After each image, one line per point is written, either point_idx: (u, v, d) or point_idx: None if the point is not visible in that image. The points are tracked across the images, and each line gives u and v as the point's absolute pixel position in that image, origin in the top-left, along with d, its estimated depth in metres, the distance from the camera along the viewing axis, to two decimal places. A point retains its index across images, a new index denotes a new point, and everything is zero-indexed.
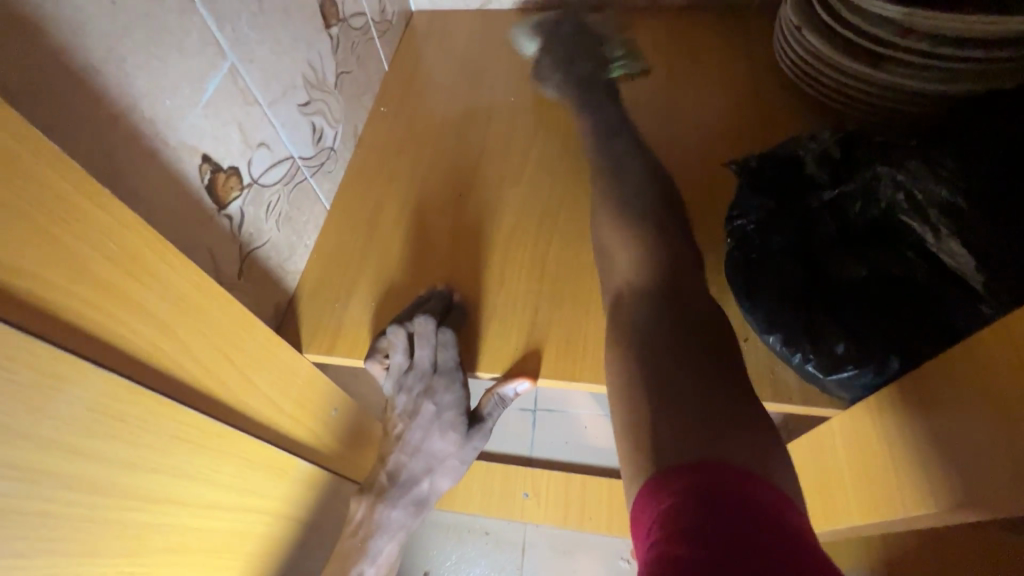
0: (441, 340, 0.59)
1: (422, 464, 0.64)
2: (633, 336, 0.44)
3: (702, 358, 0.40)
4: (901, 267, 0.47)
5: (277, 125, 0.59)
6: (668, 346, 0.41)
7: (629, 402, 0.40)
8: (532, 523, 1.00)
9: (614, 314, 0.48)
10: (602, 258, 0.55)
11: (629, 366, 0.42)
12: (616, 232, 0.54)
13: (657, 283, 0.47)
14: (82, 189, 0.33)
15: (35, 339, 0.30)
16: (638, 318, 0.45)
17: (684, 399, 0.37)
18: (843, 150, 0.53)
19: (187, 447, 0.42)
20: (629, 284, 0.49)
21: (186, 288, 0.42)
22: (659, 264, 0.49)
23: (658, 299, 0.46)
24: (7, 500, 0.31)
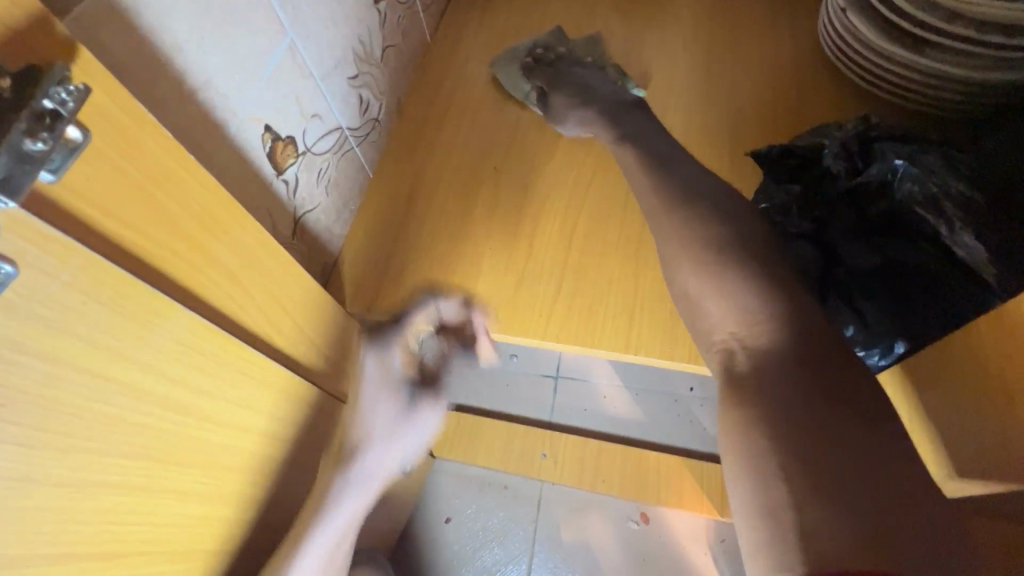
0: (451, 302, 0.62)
1: (377, 461, 0.60)
2: (772, 415, 0.41)
3: (832, 424, 0.40)
4: (916, 255, 0.48)
5: (329, 98, 0.64)
6: (800, 419, 0.40)
7: (768, 485, 0.39)
8: (549, 482, 1.06)
9: (742, 385, 0.44)
10: (687, 305, 0.50)
11: (768, 442, 0.40)
12: (705, 281, 0.48)
13: (797, 348, 0.44)
14: (173, 155, 0.38)
15: (142, 283, 0.36)
16: (755, 369, 0.43)
17: (828, 469, 0.38)
18: (861, 143, 0.53)
19: (250, 382, 0.49)
20: (743, 344, 0.45)
21: (250, 243, 0.47)
22: (791, 322, 0.45)
23: (786, 364, 0.43)
24: (115, 411, 0.37)
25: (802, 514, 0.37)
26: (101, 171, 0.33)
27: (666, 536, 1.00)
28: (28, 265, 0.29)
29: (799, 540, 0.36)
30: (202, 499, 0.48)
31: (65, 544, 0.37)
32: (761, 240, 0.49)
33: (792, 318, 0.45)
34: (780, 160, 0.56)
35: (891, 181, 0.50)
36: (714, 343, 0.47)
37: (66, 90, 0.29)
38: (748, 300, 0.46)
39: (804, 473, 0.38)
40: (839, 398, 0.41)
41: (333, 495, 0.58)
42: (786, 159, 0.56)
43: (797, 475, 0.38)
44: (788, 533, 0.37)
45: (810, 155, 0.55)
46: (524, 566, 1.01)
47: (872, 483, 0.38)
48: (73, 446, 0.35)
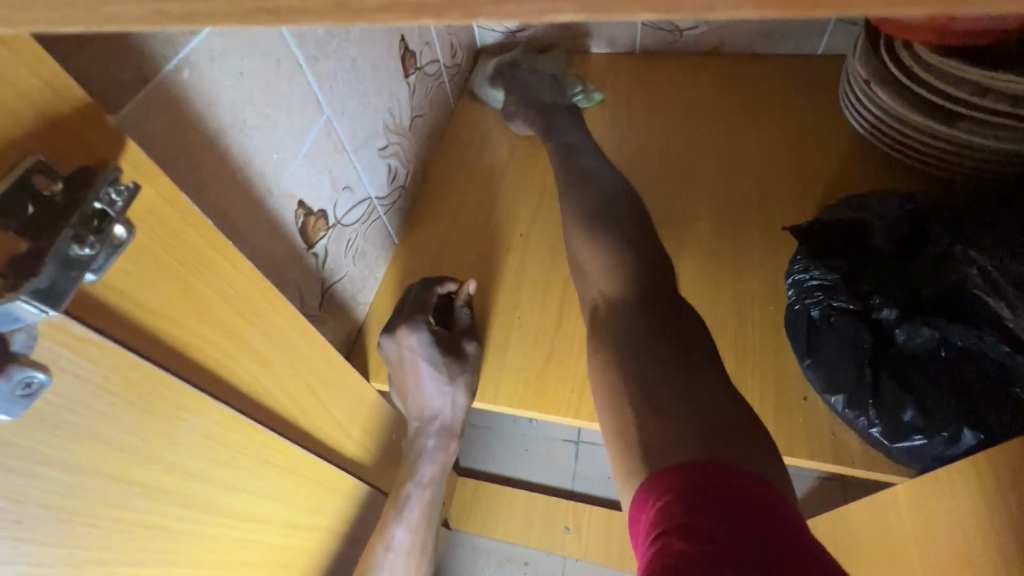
0: (415, 341, 0.61)
1: (405, 526, 0.62)
2: (619, 348, 0.43)
3: (664, 344, 0.42)
4: (975, 339, 0.45)
5: (360, 169, 0.64)
6: (644, 348, 0.42)
7: (616, 410, 0.39)
8: (572, 558, 0.99)
9: (601, 328, 0.46)
10: (575, 270, 0.55)
11: (620, 371, 0.41)
12: (586, 246, 0.54)
13: (641, 290, 0.47)
14: (212, 243, 0.37)
15: (173, 378, 0.34)
16: (616, 318, 0.46)
17: (663, 391, 0.38)
18: (912, 225, 0.53)
19: (274, 470, 0.46)
20: (604, 296, 0.49)
21: (281, 324, 0.46)
22: (640, 277, 0.48)
23: (633, 304, 0.46)
24: (137, 515, 0.35)
25: (640, 427, 0.37)
26: (142, 265, 0.32)
27: None
28: (62, 371, 0.28)
29: (640, 456, 0.35)
30: None
31: None
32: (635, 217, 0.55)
33: (641, 269, 0.49)
34: (824, 233, 0.56)
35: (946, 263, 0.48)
36: (590, 303, 0.50)
37: (117, 190, 0.28)
38: (610, 265, 0.50)
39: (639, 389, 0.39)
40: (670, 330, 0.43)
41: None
42: (831, 232, 0.55)
43: (627, 389, 0.39)
44: (635, 454, 0.36)
45: (857, 231, 0.55)
46: None
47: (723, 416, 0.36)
48: (88, 558, 0.32)
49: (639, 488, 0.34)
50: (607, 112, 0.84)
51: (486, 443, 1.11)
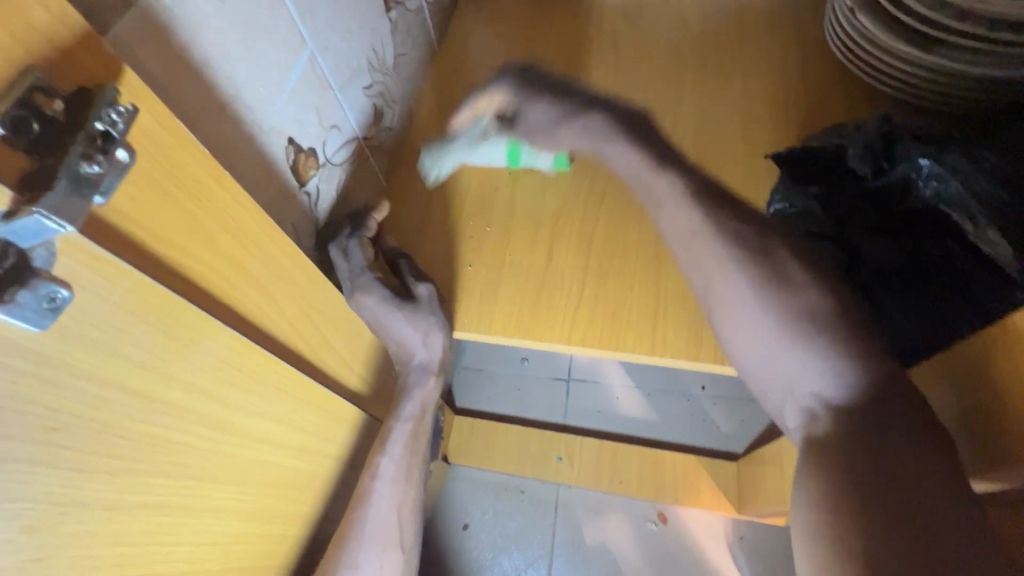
0: (371, 292, 0.58)
1: (390, 456, 0.64)
2: (838, 447, 0.42)
3: (893, 429, 0.42)
4: (943, 252, 0.49)
5: (346, 108, 0.63)
6: (859, 451, 0.41)
7: (844, 548, 0.38)
8: (565, 485, 1.05)
9: (822, 449, 0.43)
10: (740, 344, 0.49)
11: (854, 505, 0.39)
12: (762, 313, 0.48)
13: (877, 370, 0.45)
14: (210, 173, 0.38)
15: (185, 301, 0.36)
16: (843, 433, 0.43)
17: (909, 523, 0.37)
18: (885, 144, 0.54)
19: (284, 396, 0.49)
20: (823, 402, 0.45)
21: (281, 257, 0.47)
22: (884, 379, 0.44)
23: (868, 391, 0.44)
24: (162, 430, 0.37)
25: (868, 554, 0.37)
26: (146, 191, 0.33)
27: (683, 535, 1.01)
28: (83, 289, 0.29)
29: (862, 574, 0.37)
30: (240, 515, 0.48)
31: (109, 568, 0.36)
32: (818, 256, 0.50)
33: (849, 342, 0.45)
34: (804, 163, 0.57)
35: (917, 181, 0.51)
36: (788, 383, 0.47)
37: (117, 112, 0.29)
38: (792, 344, 0.46)
39: (870, 488, 0.39)
40: (920, 421, 0.42)
41: (363, 503, 0.62)
42: (811, 161, 0.57)
43: (845, 486, 0.40)
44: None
45: (834, 158, 0.56)
46: (544, 569, 1.01)
47: (942, 522, 0.37)
48: (121, 468, 0.35)
49: None
50: (594, 47, 0.83)
51: (481, 383, 1.15)
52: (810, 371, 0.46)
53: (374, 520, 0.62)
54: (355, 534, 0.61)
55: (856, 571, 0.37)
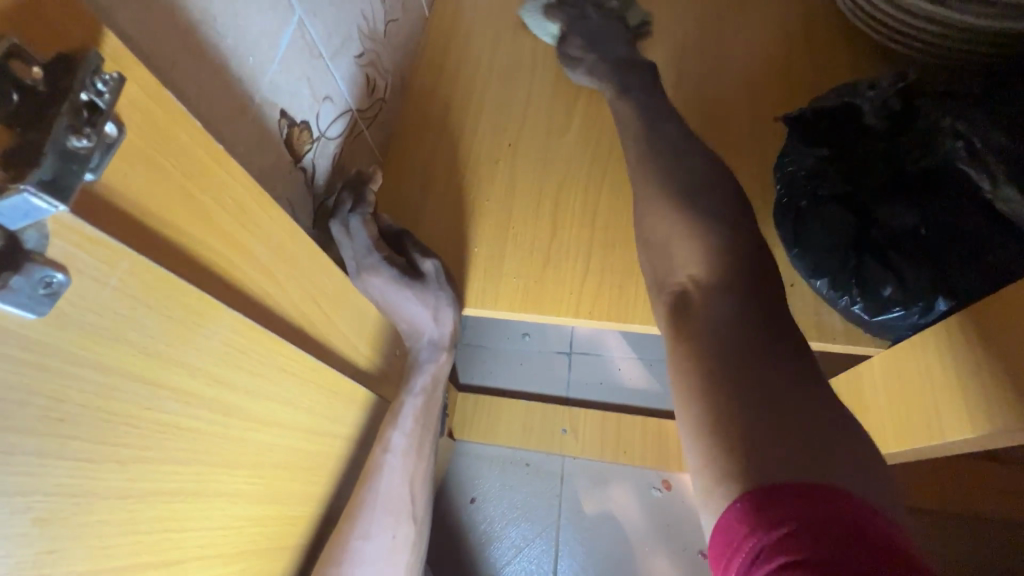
0: (378, 273, 0.58)
1: (401, 430, 0.64)
2: (710, 348, 0.41)
3: (762, 345, 0.40)
4: (958, 218, 0.48)
5: (338, 78, 0.61)
6: (736, 356, 0.39)
7: (705, 409, 0.38)
8: (570, 456, 1.06)
9: (687, 319, 0.44)
10: (650, 251, 0.52)
11: (716, 387, 0.38)
12: (674, 224, 0.51)
13: (741, 280, 0.45)
14: (204, 147, 0.36)
15: (187, 284, 0.34)
16: (716, 314, 0.43)
17: (762, 398, 0.37)
18: (902, 103, 0.53)
19: (291, 377, 0.48)
20: (694, 283, 0.47)
21: (281, 235, 0.45)
22: (748, 262, 0.46)
23: (733, 298, 0.44)
24: (170, 417, 0.36)
25: (740, 430, 0.36)
26: (137, 167, 0.31)
27: (688, 501, 1.02)
28: (79, 272, 0.28)
29: (728, 449, 0.35)
30: (254, 500, 0.47)
31: (125, 558, 0.36)
32: (729, 211, 0.51)
33: (740, 275, 0.45)
34: (819, 122, 0.55)
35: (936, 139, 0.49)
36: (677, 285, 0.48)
37: (102, 81, 0.26)
38: (690, 230, 0.49)
39: (742, 393, 0.37)
40: (752, 334, 0.41)
41: (374, 477, 0.62)
42: (825, 121, 0.55)
43: (719, 382, 0.38)
44: (727, 459, 0.35)
45: (849, 117, 0.55)
46: (551, 538, 1.03)
47: (817, 416, 0.36)
48: (131, 456, 0.34)
49: (732, 496, 0.33)
50: None
51: (483, 360, 1.15)
52: (704, 283, 0.46)
53: (388, 492, 0.62)
54: (367, 504, 0.61)
55: (731, 444, 0.35)
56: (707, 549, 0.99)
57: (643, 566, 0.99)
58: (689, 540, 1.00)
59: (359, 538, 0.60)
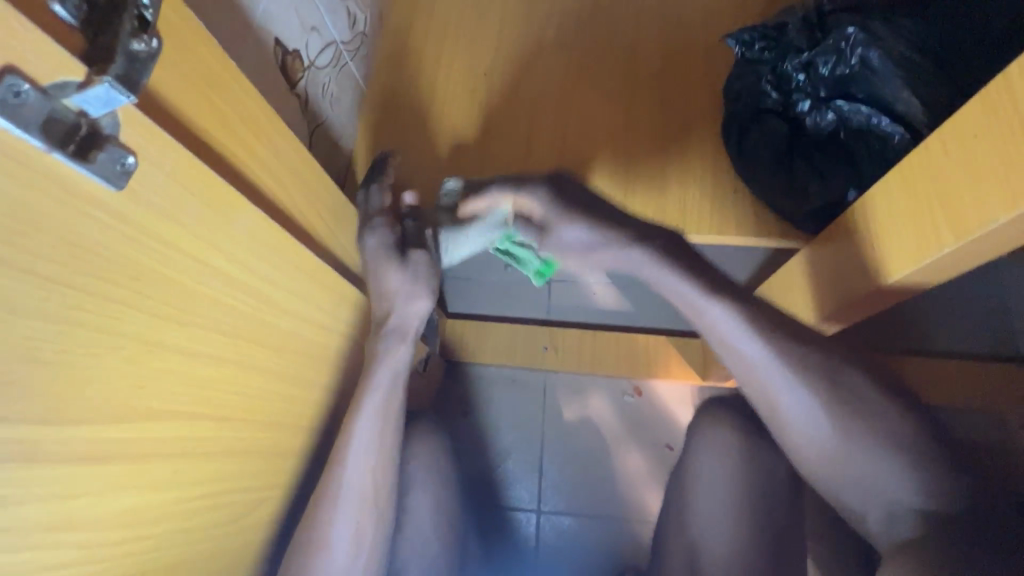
0: (378, 232, 0.63)
1: (367, 417, 0.61)
2: (930, 557, 0.46)
3: (962, 519, 0.47)
4: (863, 116, 0.57)
5: (323, 9, 0.65)
6: (955, 553, 0.46)
7: None
8: (551, 371, 1.19)
9: (916, 549, 0.47)
10: (816, 443, 0.52)
11: (940, 574, 0.45)
12: (854, 432, 0.50)
13: (958, 497, 0.48)
14: (221, 62, 0.42)
15: (220, 180, 0.41)
16: (936, 522, 0.48)
17: (976, 569, 0.44)
18: (819, 18, 0.60)
19: (302, 274, 0.55)
20: (912, 509, 0.49)
21: (286, 148, 0.51)
22: (948, 464, 0.49)
23: (950, 517, 0.48)
24: (213, 291, 0.44)
25: None
26: (173, 75, 0.37)
27: (655, 404, 1.15)
28: (142, 156, 0.34)
29: None
30: (280, 379, 0.55)
31: (188, 405, 0.44)
32: (919, 443, 0.49)
33: (911, 433, 0.50)
34: (751, 42, 0.63)
35: (845, 48, 0.57)
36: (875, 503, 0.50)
37: None
38: (886, 458, 0.49)
39: (959, 551, 0.46)
40: (954, 511, 0.48)
41: (341, 455, 0.60)
42: (756, 39, 0.62)
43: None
44: None
45: (778, 34, 0.62)
46: (536, 443, 1.16)
47: (987, 545, 0.45)
48: (187, 320, 0.42)
49: None
50: None
51: None
52: (879, 493, 0.50)
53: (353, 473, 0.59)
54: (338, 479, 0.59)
55: None
56: (672, 444, 1.12)
57: (618, 461, 1.13)
58: (657, 438, 1.14)
59: (326, 508, 0.59)
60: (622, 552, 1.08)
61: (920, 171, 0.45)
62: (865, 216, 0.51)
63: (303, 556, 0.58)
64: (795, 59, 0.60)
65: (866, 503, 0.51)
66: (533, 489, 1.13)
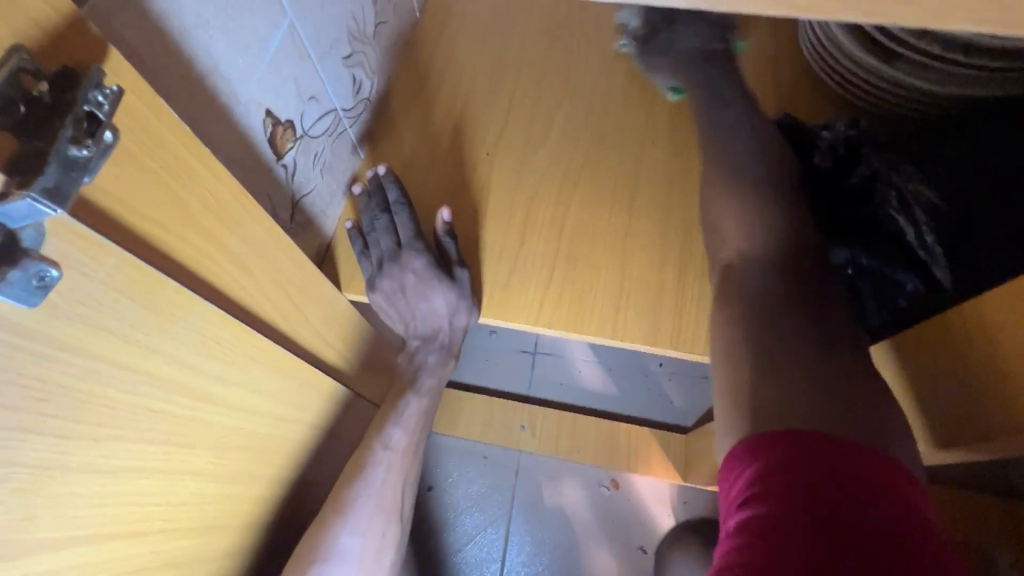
0: (413, 258, 0.66)
1: (402, 427, 0.70)
2: (762, 321, 0.50)
3: (803, 286, 0.51)
4: (876, 259, 0.56)
5: (325, 78, 0.62)
6: (776, 315, 0.50)
7: (734, 360, 0.49)
8: (525, 452, 1.11)
9: (731, 279, 0.54)
10: (709, 229, 0.58)
11: (755, 349, 0.48)
12: (725, 205, 0.56)
13: (779, 257, 0.53)
14: (190, 148, 0.38)
15: (167, 279, 0.37)
16: (759, 285, 0.52)
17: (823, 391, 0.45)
18: (846, 147, 0.60)
19: (259, 365, 0.50)
20: (739, 254, 0.55)
21: (258, 233, 0.48)
22: (786, 237, 0.54)
23: (770, 270, 0.53)
24: (144, 400, 0.38)
25: (757, 394, 0.46)
26: (127, 167, 0.34)
27: (632, 499, 1.08)
28: (70, 266, 0.30)
29: (749, 414, 0.46)
30: (216, 481, 0.49)
31: (94, 526, 0.38)
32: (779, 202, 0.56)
33: (774, 201, 0.56)
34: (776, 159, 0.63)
35: (868, 187, 0.57)
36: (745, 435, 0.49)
37: (102, 93, 0.29)
38: (732, 189, 0.56)
39: (785, 344, 0.48)
40: (799, 260, 0.53)
41: (364, 472, 0.66)
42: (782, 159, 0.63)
43: (761, 355, 0.48)
44: (742, 416, 0.46)
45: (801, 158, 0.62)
46: (502, 528, 1.08)
47: (847, 378, 0.46)
48: (104, 435, 0.36)
49: (747, 440, 0.45)
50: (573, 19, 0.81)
51: None
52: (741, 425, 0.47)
53: (377, 491, 0.66)
54: (357, 490, 0.65)
55: (749, 392, 0.46)
56: (646, 546, 1.05)
57: (586, 559, 1.05)
58: (631, 538, 1.06)
59: (349, 506, 0.64)
60: None
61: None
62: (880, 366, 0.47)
63: (309, 571, 0.60)
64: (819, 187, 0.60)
65: (721, 235, 0.57)
66: None
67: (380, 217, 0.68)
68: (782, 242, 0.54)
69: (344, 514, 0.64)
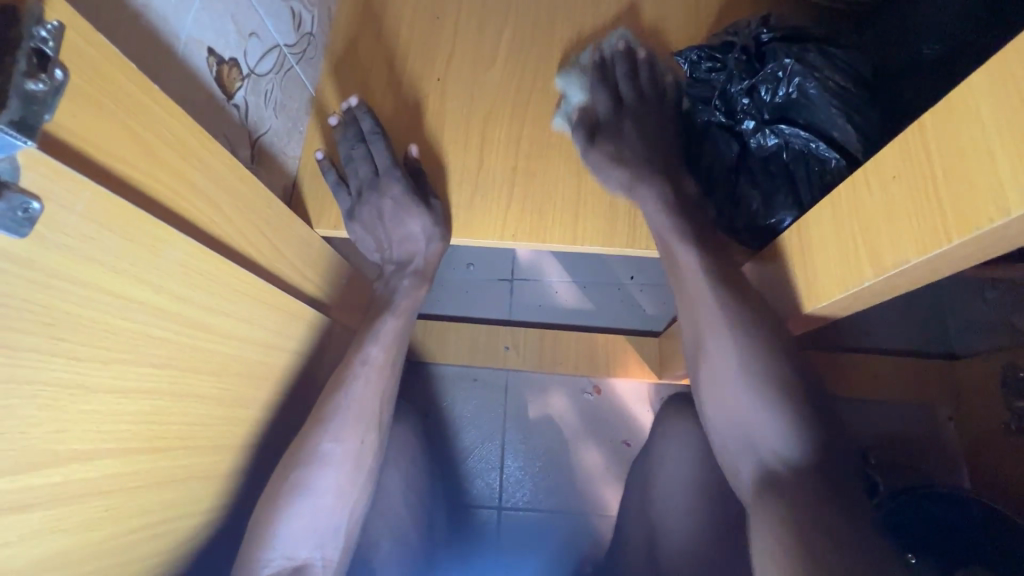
0: (387, 187, 0.69)
1: (379, 343, 0.69)
2: (801, 497, 0.52)
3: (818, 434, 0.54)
4: (801, 141, 0.58)
5: (263, 13, 0.62)
6: (813, 490, 0.52)
7: (792, 526, 0.50)
8: (513, 370, 1.19)
9: (777, 488, 0.53)
10: (741, 444, 0.57)
11: (807, 524, 0.50)
12: (752, 402, 0.56)
13: (801, 400, 0.55)
14: (137, 84, 0.40)
15: (142, 212, 0.40)
16: (805, 481, 0.52)
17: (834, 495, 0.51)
18: (757, 46, 0.61)
19: (244, 296, 0.53)
20: (778, 459, 0.54)
21: (220, 169, 0.50)
22: (797, 385, 0.56)
23: (800, 424, 0.54)
24: (142, 326, 0.42)
25: (806, 542, 0.48)
26: (82, 105, 0.35)
27: (613, 401, 1.18)
28: (49, 198, 0.33)
29: (834, 551, 0.47)
30: (223, 403, 0.54)
31: (119, 441, 0.43)
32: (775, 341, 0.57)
33: (776, 365, 0.56)
34: (699, 61, 0.65)
35: (781, 77, 0.59)
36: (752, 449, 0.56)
37: (44, 29, 0.31)
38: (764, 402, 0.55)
39: (821, 501, 0.51)
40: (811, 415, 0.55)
41: (345, 382, 0.66)
42: (704, 60, 0.65)
43: (807, 523, 0.50)
44: (810, 547, 0.48)
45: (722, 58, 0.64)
46: (499, 440, 1.17)
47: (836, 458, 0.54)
48: (112, 358, 0.40)
49: None
50: None
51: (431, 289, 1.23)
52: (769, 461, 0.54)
53: (357, 401, 0.65)
54: (339, 401, 0.65)
55: (814, 536, 0.49)
56: (629, 440, 1.16)
57: (577, 457, 1.16)
58: (616, 435, 1.16)
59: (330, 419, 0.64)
60: (580, 544, 1.12)
61: (849, 206, 0.46)
62: (800, 242, 0.52)
63: (294, 479, 0.61)
64: (737, 85, 0.61)
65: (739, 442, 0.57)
66: (495, 483, 1.15)
67: (357, 147, 0.70)
68: (794, 386, 0.56)
69: (326, 422, 0.64)
